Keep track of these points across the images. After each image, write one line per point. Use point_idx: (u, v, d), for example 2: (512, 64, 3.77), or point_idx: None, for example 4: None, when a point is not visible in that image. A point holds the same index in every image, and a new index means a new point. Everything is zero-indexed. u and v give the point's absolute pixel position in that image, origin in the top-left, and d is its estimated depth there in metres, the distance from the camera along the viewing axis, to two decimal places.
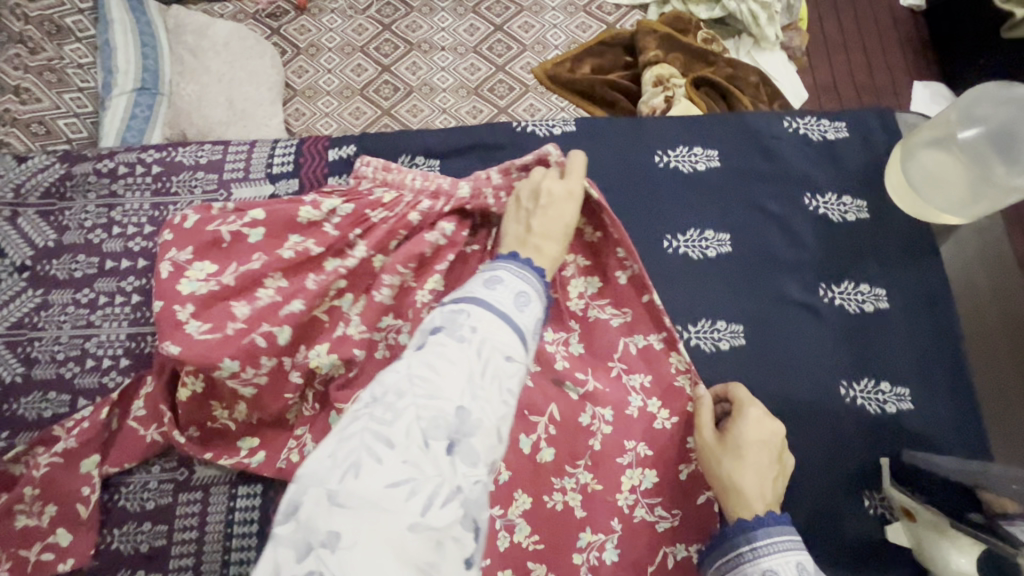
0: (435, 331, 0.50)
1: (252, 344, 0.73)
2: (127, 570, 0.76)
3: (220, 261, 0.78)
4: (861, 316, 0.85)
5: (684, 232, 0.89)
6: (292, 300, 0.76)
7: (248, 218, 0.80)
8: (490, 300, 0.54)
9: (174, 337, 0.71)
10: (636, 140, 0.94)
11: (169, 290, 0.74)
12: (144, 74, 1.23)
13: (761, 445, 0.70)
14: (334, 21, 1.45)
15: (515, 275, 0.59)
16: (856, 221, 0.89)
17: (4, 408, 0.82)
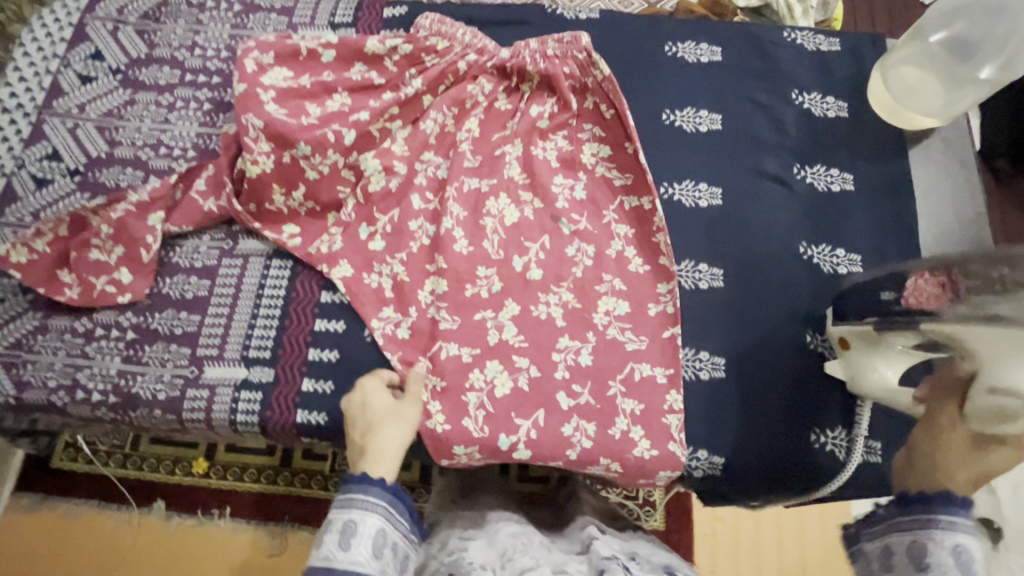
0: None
1: (324, 136, 0.92)
2: (172, 310, 0.90)
3: (295, 70, 0.97)
4: (828, 194, 0.96)
5: (682, 109, 1.02)
6: (358, 112, 0.94)
7: (323, 40, 0.97)
8: (325, 564, 0.63)
9: (255, 110, 0.90)
10: (651, 32, 1.07)
11: (252, 79, 0.93)
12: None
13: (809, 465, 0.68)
14: None
15: (344, 503, 0.67)
16: (835, 117, 1.01)
17: (89, 175, 0.98)
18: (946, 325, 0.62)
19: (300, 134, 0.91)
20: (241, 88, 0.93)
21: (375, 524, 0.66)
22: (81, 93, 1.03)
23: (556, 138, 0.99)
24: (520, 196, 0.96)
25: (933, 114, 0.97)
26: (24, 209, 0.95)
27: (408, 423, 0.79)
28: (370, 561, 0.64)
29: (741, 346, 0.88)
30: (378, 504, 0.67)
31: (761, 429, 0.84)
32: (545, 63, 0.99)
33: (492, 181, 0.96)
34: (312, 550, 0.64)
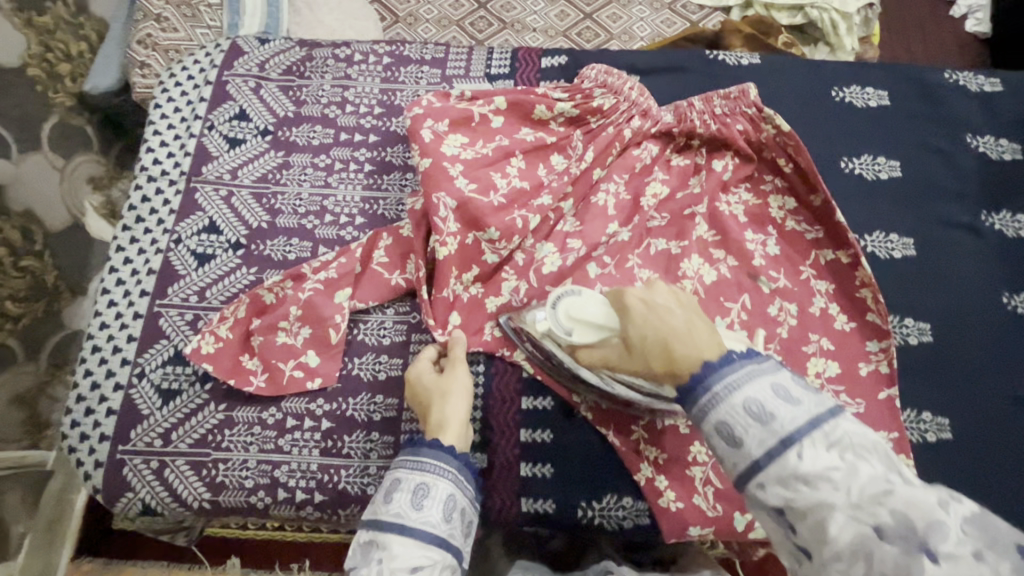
0: (354, 566, 0.62)
1: (513, 222, 0.87)
2: (367, 394, 0.84)
3: (468, 135, 0.91)
4: (1019, 240, 0.95)
5: (859, 156, 1.00)
6: (540, 194, 0.90)
7: (494, 105, 0.92)
8: (398, 524, 0.63)
9: (446, 187, 0.85)
10: (815, 76, 1.05)
11: (433, 150, 0.87)
12: (268, 19, 1.33)
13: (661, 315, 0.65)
14: (428, 31, 1.70)
15: (412, 465, 0.68)
16: (1013, 160, 1.00)
17: (252, 247, 0.91)
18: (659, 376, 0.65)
19: (493, 216, 0.86)
20: (423, 163, 0.86)
21: (447, 489, 0.67)
22: (230, 158, 0.96)
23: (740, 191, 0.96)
24: (712, 255, 0.92)
25: None
26: (187, 288, 0.88)
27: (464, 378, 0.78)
28: (442, 524, 0.65)
29: (959, 404, 0.86)
30: (446, 467, 0.69)
31: (997, 491, 0.82)
32: (717, 125, 0.95)
33: (684, 243, 0.92)
34: (381, 508, 0.65)
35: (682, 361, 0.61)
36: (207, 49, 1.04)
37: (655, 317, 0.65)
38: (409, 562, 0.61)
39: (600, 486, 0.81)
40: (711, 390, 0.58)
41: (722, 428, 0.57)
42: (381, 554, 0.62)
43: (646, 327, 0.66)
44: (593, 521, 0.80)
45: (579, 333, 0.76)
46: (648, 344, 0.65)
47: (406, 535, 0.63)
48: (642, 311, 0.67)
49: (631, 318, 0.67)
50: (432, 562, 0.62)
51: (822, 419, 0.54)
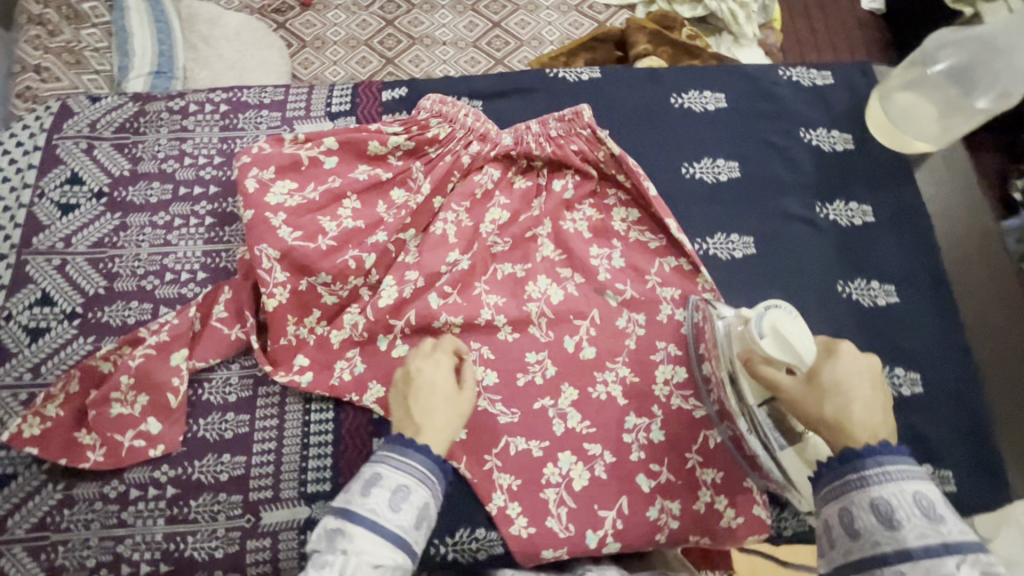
0: (315, 550, 0.61)
1: (346, 265, 0.87)
2: (213, 454, 0.83)
3: (298, 180, 0.91)
4: (851, 228, 0.99)
5: (699, 160, 1.02)
6: (376, 232, 0.90)
7: (324, 146, 0.92)
8: (372, 519, 0.63)
9: (269, 239, 0.85)
10: (656, 86, 1.08)
11: (258, 201, 0.87)
12: (159, 58, 1.41)
13: (867, 376, 0.67)
14: (337, 55, 1.67)
15: (396, 465, 0.67)
16: (844, 150, 1.04)
17: (89, 315, 0.89)
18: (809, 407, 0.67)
19: (321, 261, 0.86)
20: (247, 214, 0.87)
21: (424, 496, 0.67)
22: (62, 226, 0.93)
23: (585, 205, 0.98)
24: (559, 274, 0.94)
25: (925, 139, 1.02)
26: (20, 366, 0.85)
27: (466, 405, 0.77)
28: (412, 531, 0.65)
29: None
30: (430, 475, 0.69)
31: None
32: (551, 145, 0.97)
33: (527, 266, 0.94)
34: (356, 499, 0.64)
35: (857, 425, 0.64)
36: (37, 112, 1.00)
37: (858, 379, 0.66)
38: (376, 558, 0.61)
39: (454, 520, 0.82)
40: (879, 462, 0.61)
41: (880, 505, 0.59)
42: (348, 545, 0.61)
43: (869, 408, 0.65)
44: (447, 557, 0.81)
45: (769, 343, 0.71)
46: (834, 397, 0.66)
47: (378, 531, 0.62)
48: (848, 363, 0.67)
49: (836, 370, 0.67)
50: (395, 561, 0.62)
51: (952, 535, 0.56)
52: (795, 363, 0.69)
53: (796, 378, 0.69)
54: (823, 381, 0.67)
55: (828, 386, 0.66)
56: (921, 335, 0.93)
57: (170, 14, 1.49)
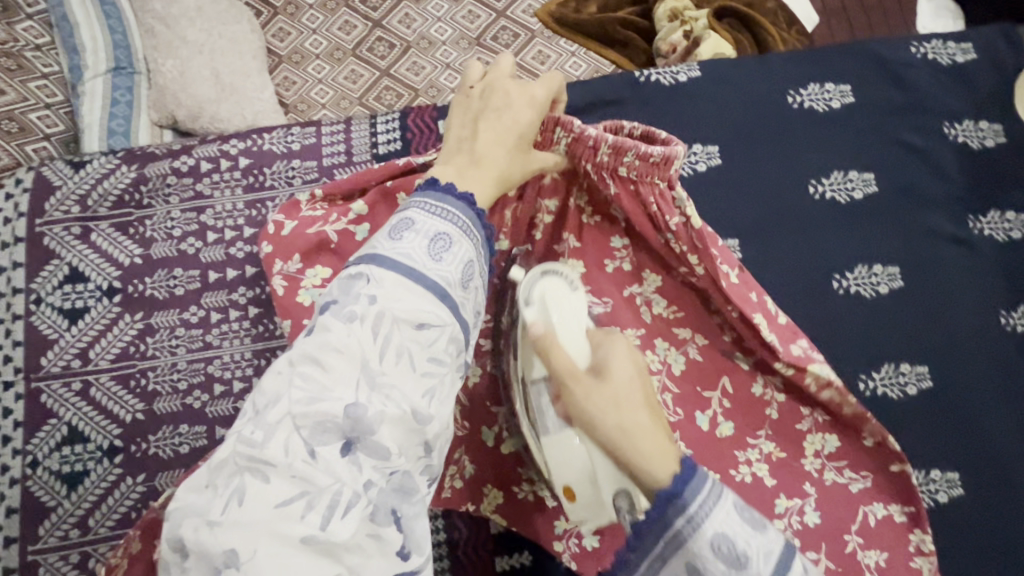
0: (330, 303, 0.48)
1: None
2: None
3: (332, 264, 0.73)
4: (1011, 244, 0.84)
5: (828, 175, 0.85)
6: None
7: (353, 215, 0.74)
8: (406, 264, 0.50)
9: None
10: (766, 80, 0.88)
11: (291, 305, 0.71)
12: (115, 50, 1.12)
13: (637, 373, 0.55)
14: (315, 20, 1.34)
15: (433, 212, 0.54)
16: (996, 146, 0.87)
17: (132, 449, 0.73)
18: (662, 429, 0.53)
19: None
20: None
21: (467, 252, 0.54)
22: (74, 337, 0.76)
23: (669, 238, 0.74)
24: (678, 337, 0.79)
25: None
26: (64, 521, 0.71)
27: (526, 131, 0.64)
28: (457, 289, 0.52)
29: (961, 454, 0.78)
30: (474, 230, 0.56)
31: (1016, 541, 0.76)
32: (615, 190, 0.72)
33: (639, 332, 0.79)
34: (383, 248, 0.51)
35: (631, 455, 0.50)
36: (6, 189, 0.79)
37: (624, 377, 0.54)
38: (415, 314, 0.48)
39: None
40: (689, 495, 0.47)
41: (719, 543, 0.46)
42: (374, 296, 0.48)
43: (610, 406, 0.52)
44: None
45: (533, 312, 0.61)
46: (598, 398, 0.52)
47: (408, 278, 0.49)
48: (620, 363, 0.55)
49: (606, 356, 0.56)
50: (437, 319, 0.49)
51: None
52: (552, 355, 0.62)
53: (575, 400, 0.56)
54: (619, 380, 0.53)
55: (603, 374, 0.54)
56: None
57: None
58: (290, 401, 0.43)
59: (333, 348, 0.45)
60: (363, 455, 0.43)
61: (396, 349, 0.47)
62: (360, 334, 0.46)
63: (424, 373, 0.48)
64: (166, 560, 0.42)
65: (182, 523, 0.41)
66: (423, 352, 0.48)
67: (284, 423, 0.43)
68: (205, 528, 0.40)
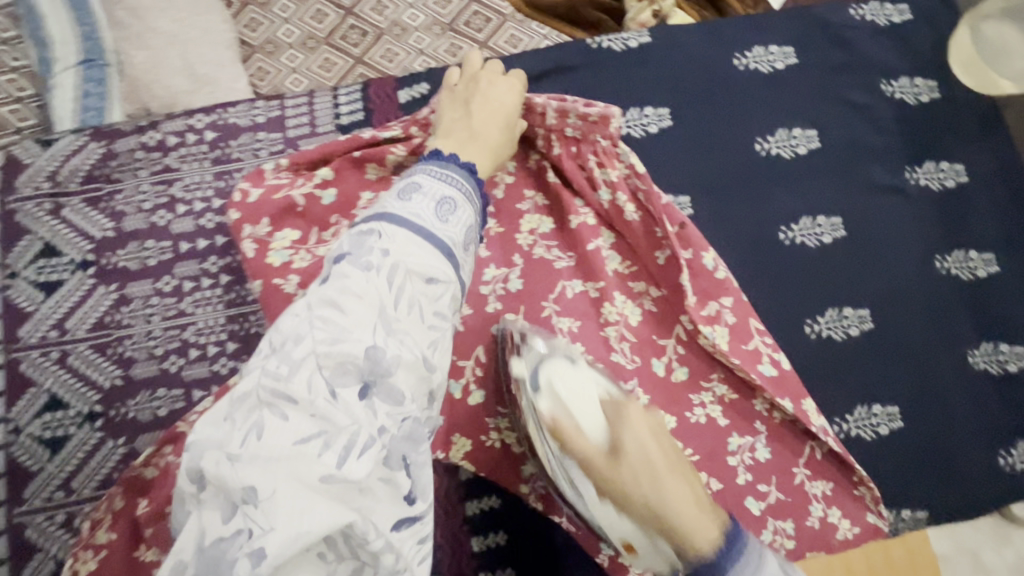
0: (346, 254, 0.55)
1: None
2: None
3: (300, 227, 0.79)
4: (945, 193, 0.89)
5: (774, 133, 0.89)
6: None
7: (318, 179, 0.80)
8: (416, 222, 0.59)
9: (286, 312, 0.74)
10: (714, 44, 0.92)
11: (263, 267, 0.75)
12: (84, 42, 1.12)
13: (651, 432, 0.66)
14: (287, 10, 1.34)
15: (440, 179, 0.65)
16: (931, 101, 0.92)
17: (112, 413, 0.76)
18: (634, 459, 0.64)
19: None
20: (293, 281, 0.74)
21: (468, 217, 0.64)
22: (50, 309, 0.78)
23: (613, 197, 0.83)
24: (633, 289, 0.84)
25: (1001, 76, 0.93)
26: (48, 483, 0.74)
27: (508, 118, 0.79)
28: (459, 247, 0.61)
29: (900, 389, 0.84)
30: (473, 200, 0.67)
31: (948, 466, 0.82)
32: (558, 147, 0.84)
33: (598, 285, 0.83)
34: (395, 207, 0.60)
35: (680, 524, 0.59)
36: None
37: (650, 448, 0.64)
38: (425, 270, 0.57)
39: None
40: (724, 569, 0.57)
41: None
42: (388, 248, 0.56)
43: (646, 480, 0.62)
44: None
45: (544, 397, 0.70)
46: (631, 470, 0.63)
47: (416, 233, 0.58)
48: (637, 429, 0.65)
49: (634, 434, 0.65)
50: (443, 275, 0.58)
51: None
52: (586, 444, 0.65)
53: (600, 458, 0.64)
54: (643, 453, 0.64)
55: (618, 450, 0.64)
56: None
57: None
58: (314, 341, 0.51)
59: (354, 293, 0.53)
60: (377, 399, 0.51)
61: (409, 299, 0.55)
62: (377, 282, 0.54)
63: (430, 326, 0.57)
64: (183, 490, 0.48)
65: (204, 455, 0.48)
66: (430, 306, 0.57)
67: (307, 363, 0.50)
68: (226, 461, 0.46)
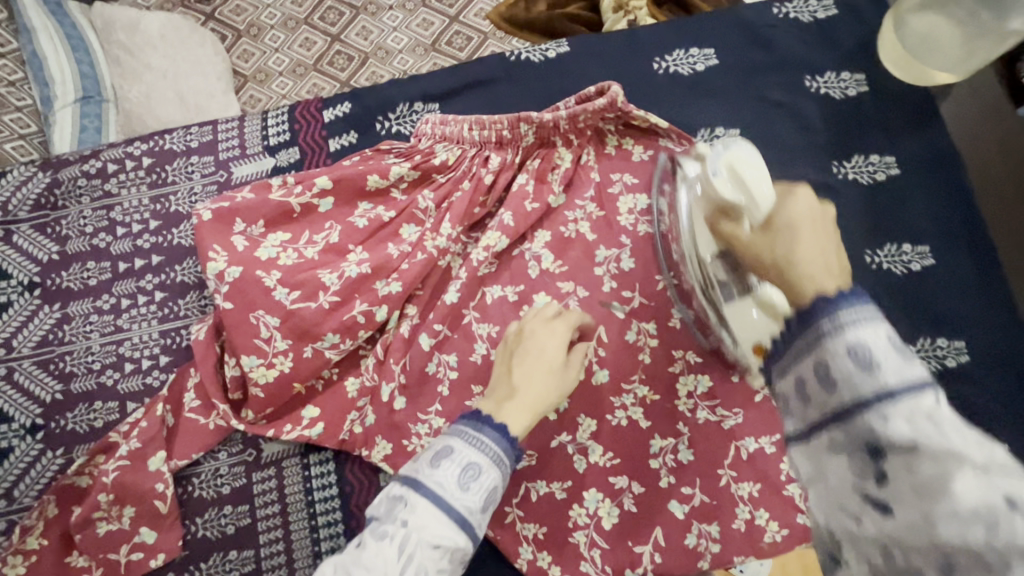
0: (376, 517, 0.58)
1: (353, 320, 0.76)
2: (219, 553, 0.77)
3: (294, 230, 0.79)
4: (874, 186, 0.87)
5: (697, 133, 0.89)
6: (391, 282, 0.77)
7: (317, 187, 0.79)
8: (438, 493, 0.58)
9: (261, 302, 0.74)
10: (632, 52, 0.93)
11: (250, 258, 0.75)
12: (83, 81, 1.20)
13: (806, 222, 0.45)
14: (277, 40, 1.39)
15: (471, 441, 0.61)
16: (858, 95, 0.91)
17: (53, 425, 0.81)
18: (790, 215, 0.46)
19: (324, 322, 0.75)
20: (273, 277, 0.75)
21: (494, 477, 0.61)
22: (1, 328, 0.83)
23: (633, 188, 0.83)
24: (560, 290, 0.83)
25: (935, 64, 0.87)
26: None
27: (555, 351, 0.70)
28: (477, 514, 0.59)
29: None
30: (503, 457, 0.62)
31: None
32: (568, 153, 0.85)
33: (517, 288, 0.83)
34: (425, 470, 0.59)
35: (805, 281, 0.41)
36: None
37: (812, 229, 0.44)
38: (435, 538, 0.56)
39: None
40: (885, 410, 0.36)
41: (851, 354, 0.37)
42: (408, 517, 0.56)
43: (815, 246, 0.43)
44: None
45: (723, 182, 0.56)
46: (777, 240, 0.45)
47: (432, 506, 0.57)
48: (791, 242, 0.44)
49: (788, 211, 0.46)
50: (451, 542, 0.57)
51: (957, 447, 0.33)
52: (743, 201, 0.52)
53: (748, 229, 0.50)
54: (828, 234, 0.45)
55: (781, 228, 0.46)
56: (962, 302, 0.84)
57: (84, 24, 1.25)
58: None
59: (363, 563, 0.53)
60: None
61: (416, 567, 0.54)
62: (388, 550, 0.54)
63: None
64: None
65: None
66: None
67: None
68: None
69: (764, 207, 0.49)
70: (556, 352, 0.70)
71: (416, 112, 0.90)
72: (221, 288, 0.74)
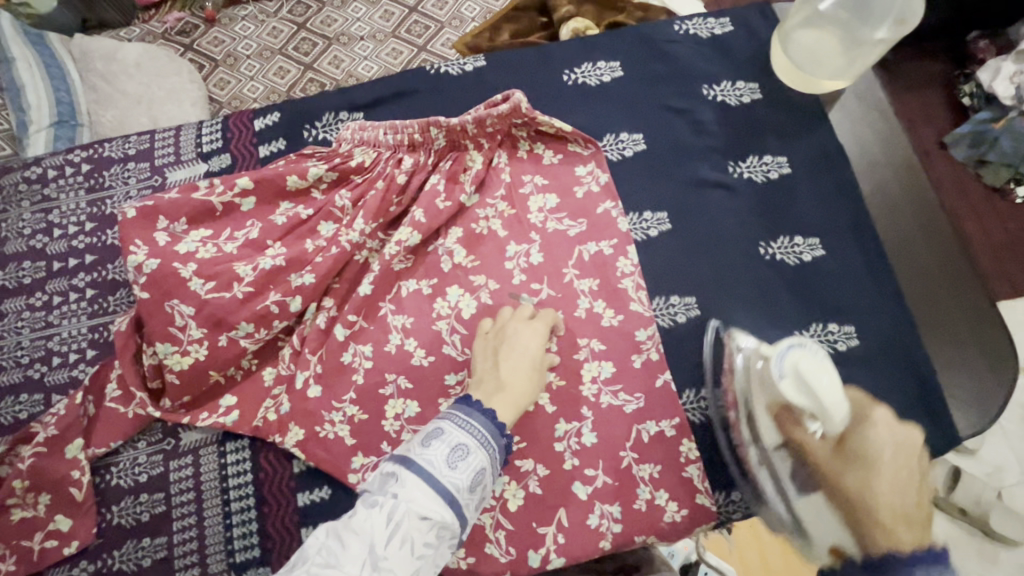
0: (366, 492, 0.57)
1: (266, 310, 0.80)
2: (132, 540, 0.79)
3: (213, 228, 0.84)
4: (768, 184, 0.94)
5: (602, 138, 0.96)
6: (304, 274, 0.82)
7: (238, 188, 0.85)
8: (428, 468, 0.58)
9: (177, 293, 0.78)
10: (545, 67, 1.00)
11: (168, 252, 0.80)
12: (59, 107, 1.21)
13: (898, 451, 0.60)
14: (252, 69, 1.43)
15: (460, 423, 0.63)
16: (752, 102, 0.98)
17: None
18: (875, 437, 0.62)
19: (238, 311, 0.79)
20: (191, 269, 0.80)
21: (481, 460, 0.62)
22: None
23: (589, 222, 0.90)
24: (472, 283, 0.87)
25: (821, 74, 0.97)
26: None
27: (536, 350, 0.76)
28: (465, 493, 0.59)
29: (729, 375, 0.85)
30: (490, 441, 0.64)
31: None
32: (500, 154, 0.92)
33: (432, 281, 0.88)
34: (415, 449, 0.60)
35: (887, 521, 0.54)
36: None
37: (902, 473, 0.58)
38: (423, 508, 0.56)
39: None
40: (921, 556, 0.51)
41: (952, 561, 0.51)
42: (398, 489, 0.56)
43: (895, 488, 0.57)
44: None
45: (789, 384, 0.74)
46: (857, 468, 0.61)
47: (421, 479, 0.57)
48: (875, 480, 0.58)
49: (863, 436, 0.63)
50: (440, 516, 0.56)
51: None
52: (814, 407, 0.70)
53: (827, 444, 0.67)
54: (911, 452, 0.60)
55: (856, 458, 0.62)
56: (852, 289, 0.89)
57: (63, 58, 1.29)
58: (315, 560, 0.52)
59: (353, 531, 0.53)
60: None
61: (402, 536, 0.54)
62: (377, 518, 0.54)
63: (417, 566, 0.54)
64: None
65: None
66: (421, 548, 0.55)
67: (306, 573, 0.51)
68: None
69: (843, 419, 0.67)
70: (537, 350, 0.77)
71: (342, 120, 0.96)
72: (138, 280, 0.78)
